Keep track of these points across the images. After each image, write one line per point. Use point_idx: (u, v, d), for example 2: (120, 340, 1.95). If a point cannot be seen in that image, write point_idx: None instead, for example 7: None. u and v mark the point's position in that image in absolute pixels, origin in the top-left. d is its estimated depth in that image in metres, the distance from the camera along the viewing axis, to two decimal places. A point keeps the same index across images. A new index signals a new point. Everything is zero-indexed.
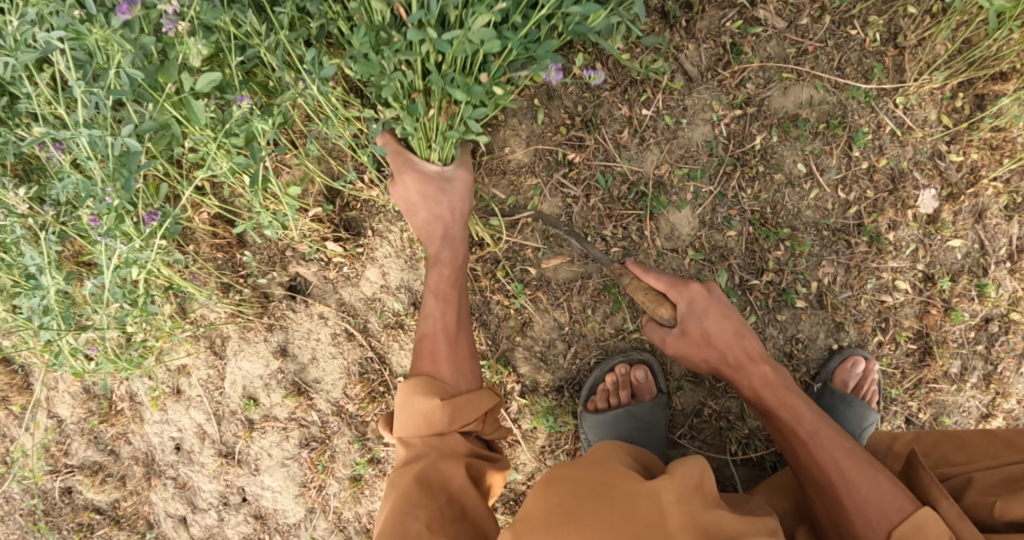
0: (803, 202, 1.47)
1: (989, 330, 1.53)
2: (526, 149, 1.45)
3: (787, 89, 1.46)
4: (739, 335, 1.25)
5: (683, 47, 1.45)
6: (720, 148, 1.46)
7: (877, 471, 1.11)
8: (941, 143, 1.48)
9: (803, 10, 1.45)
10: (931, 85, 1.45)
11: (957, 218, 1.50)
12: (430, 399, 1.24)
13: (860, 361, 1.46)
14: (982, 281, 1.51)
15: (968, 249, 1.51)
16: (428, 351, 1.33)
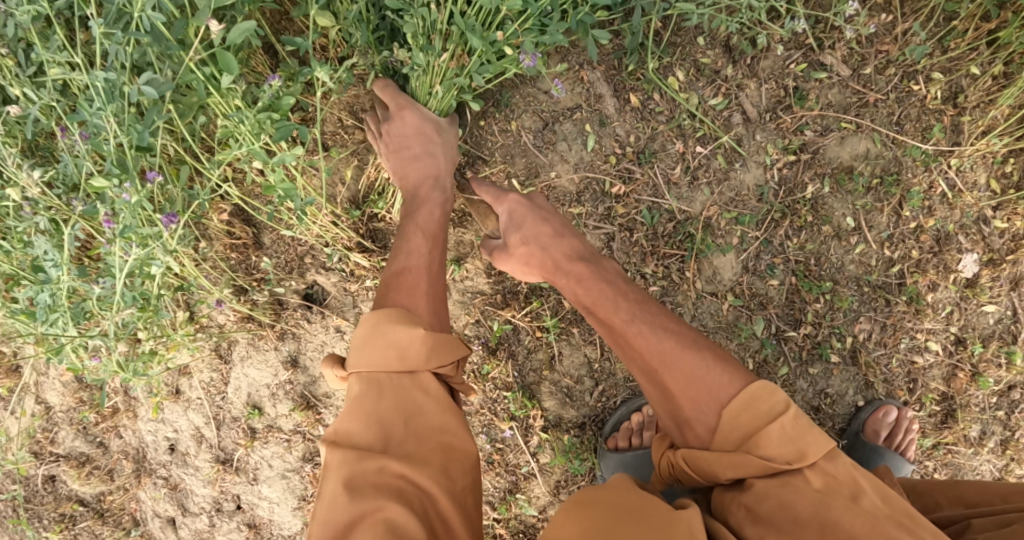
0: (847, 256, 1.44)
1: (1011, 397, 1.52)
2: (573, 176, 1.40)
3: (843, 139, 1.42)
4: (560, 237, 1.20)
5: (744, 85, 1.41)
6: (770, 195, 1.42)
7: (699, 348, 1.04)
8: (988, 208, 1.45)
9: (868, 60, 1.41)
10: (986, 149, 1.41)
11: (994, 283, 1.48)
12: (410, 328, 1.08)
13: (892, 409, 1.45)
14: (1011, 348, 1.50)
15: (1001, 315, 1.49)
16: (407, 285, 1.17)
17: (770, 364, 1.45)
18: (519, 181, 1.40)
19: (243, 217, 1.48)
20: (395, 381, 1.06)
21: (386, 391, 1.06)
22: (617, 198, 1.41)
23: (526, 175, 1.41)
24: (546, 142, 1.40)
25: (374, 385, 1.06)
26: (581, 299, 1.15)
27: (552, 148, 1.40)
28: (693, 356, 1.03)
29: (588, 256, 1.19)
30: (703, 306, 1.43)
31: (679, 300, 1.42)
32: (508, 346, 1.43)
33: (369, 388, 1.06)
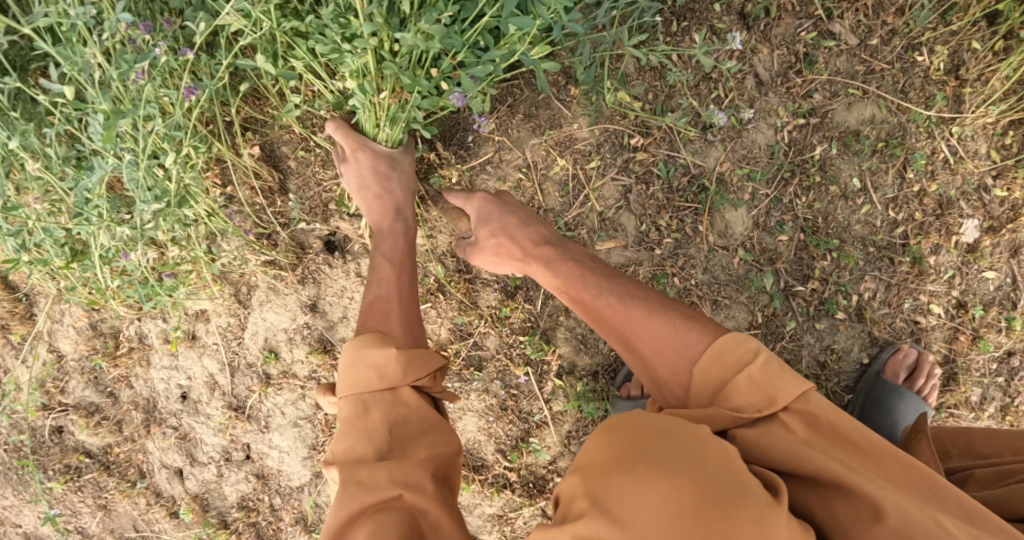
0: (854, 216, 1.49)
1: (1011, 364, 1.57)
2: (594, 127, 1.44)
3: (851, 105, 1.48)
4: (608, 276, 1.16)
5: (757, 49, 1.46)
6: (780, 154, 1.47)
7: (673, 328, 1.05)
8: (988, 177, 1.52)
9: (874, 31, 1.47)
10: (985, 119, 1.49)
11: (994, 250, 1.53)
12: (385, 350, 1.14)
13: (914, 349, 1.50)
14: (1010, 314, 1.55)
15: (1001, 282, 1.55)
16: (378, 309, 1.26)
17: (778, 318, 1.49)
18: (542, 129, 1.44)
19: (272, 161, 1.52)
20: (379, 400, 1.12)
21: (375, 404, 1.12)
22: (635, 149, 1.45)
23: (550, 125, 1.45)
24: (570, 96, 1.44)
25: (360, 407, 1.12)
26: (552, 283, 1.20)
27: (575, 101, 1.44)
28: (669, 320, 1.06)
29: (554, 240, 1.24)
30: (715, 259, 1.47)
31: (692, 253, 1.47)
32: (527, 292, 1.47)
33: (361, 404, 1.12)
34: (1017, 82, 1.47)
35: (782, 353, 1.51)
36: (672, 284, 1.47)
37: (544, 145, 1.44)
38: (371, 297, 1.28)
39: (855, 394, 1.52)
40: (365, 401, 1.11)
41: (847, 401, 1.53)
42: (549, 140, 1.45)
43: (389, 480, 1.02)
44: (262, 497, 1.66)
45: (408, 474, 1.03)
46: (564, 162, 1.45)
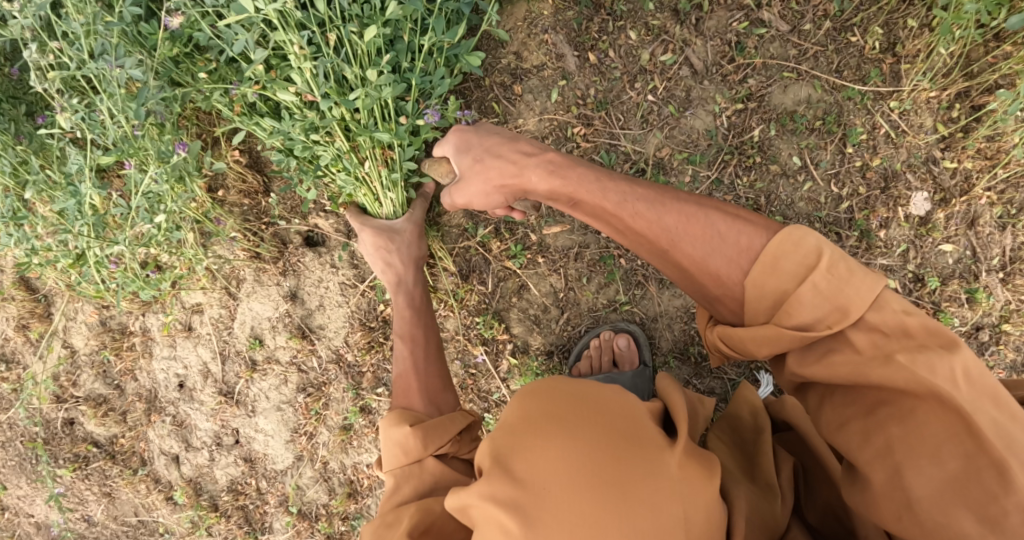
0: (796, 193, 1.54)
1: (978, 338, 1.59)
2: (538, 119, 1.53)
3: (786, 87, 1.52)
4: (633, 183, 1.12)
5: (691, 42, 1.51)
6: (720, 137, 1.52)
7: (678, 214, 1.03)
8: (936, 150, 1.54)
9: (806, 16, 1.51)
10: (924, 93, 1.52)
11: (948, 222, 1.56)
12: (403, 427, 1.20)
13: None
14: (972, 287, 1.57)
15: (960, 255, 1.57)
16: (401, 388, 1.30)
17: None
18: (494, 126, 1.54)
19: (255, 166, 1.67)
20: (406, 475, 1.16)
21: (406, 482, 1.16)
22: (578, 139, 1.53)
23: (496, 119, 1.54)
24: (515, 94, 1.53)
25: (397, 484, 1.16)
26: (570, 199, 1.15)
27: (520, 98, 1.53)
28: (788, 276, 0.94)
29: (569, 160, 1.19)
30: None
31: None
32: (479, 274, 1.54)
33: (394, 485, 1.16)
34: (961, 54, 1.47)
35: None
36: (619, 265, 1.51)
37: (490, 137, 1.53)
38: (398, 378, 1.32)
39: None
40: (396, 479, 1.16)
41: None
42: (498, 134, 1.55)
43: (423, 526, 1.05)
44: (250, 480, 1.77)
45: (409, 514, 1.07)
46: None
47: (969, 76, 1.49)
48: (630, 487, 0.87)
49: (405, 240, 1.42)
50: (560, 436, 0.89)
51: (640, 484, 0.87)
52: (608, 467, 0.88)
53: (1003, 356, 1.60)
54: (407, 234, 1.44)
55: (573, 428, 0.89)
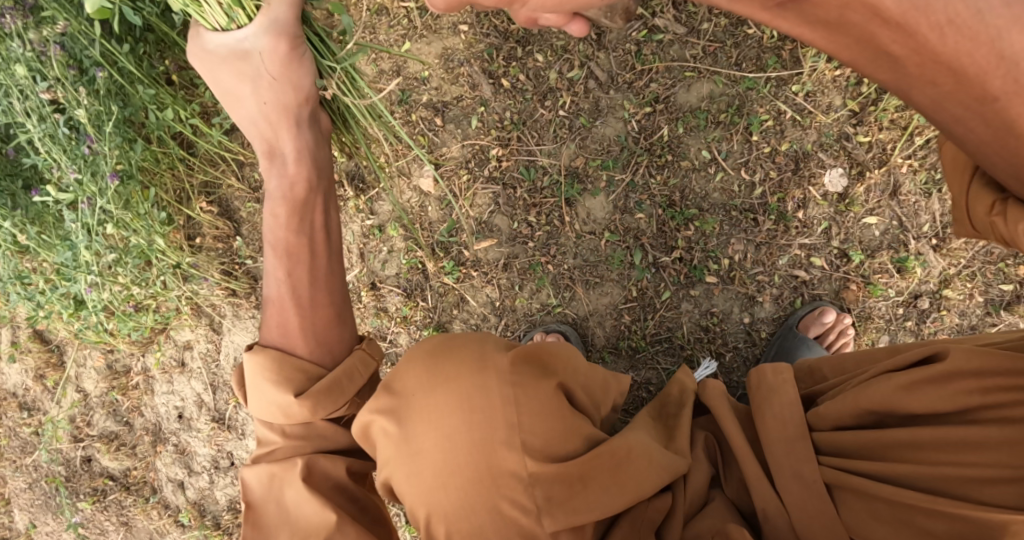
0: (709, 185, 1.59)
1: (919, 307, 1.66)
2: (460, 144, 1.65)
3: (689, 86, 1.60)
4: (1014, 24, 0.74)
5: (594, 56, 1.62)
6: (631, 141, 1.61)
7: None
8: (848, 126, 1.62)
9: (701, 17, 1.60)
10: (828, 71, 1.59)
11: (868, 195, 1.62)
12: (286, 391, 1.19)
13: (830, 311, 1.56)
14: (902, 256, 1.64)
15: (886, 226, 1.63)
16: (277, 319, 1.26)
17: (652, 290, 1.60)
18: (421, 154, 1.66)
19: (223, 213, 1.86)
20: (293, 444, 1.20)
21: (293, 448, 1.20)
22: (498, 159, 1.64)
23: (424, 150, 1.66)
24: (437, 125, 1.66)
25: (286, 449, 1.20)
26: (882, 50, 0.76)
27: (443, 128, 1.66)
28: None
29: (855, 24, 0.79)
30: (583, 244, 1.61)
31: (562, 242, 1.62)
32: (421, 292, 1.68)
33: (263, 441, 1.22)
34: None
35: (664, 322, 1.60)
36: (546, 271, 1.62)
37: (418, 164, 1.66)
38: (273, 304, 1.27)
39: (768, 348, 1.59)
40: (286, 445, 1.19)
41: (758, 356, 1.60)
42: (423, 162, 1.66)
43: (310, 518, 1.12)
44: None
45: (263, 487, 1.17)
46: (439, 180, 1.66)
47: None
48: (462, 381, 1.08)
49: (268, 75, 1.24)
50: (419, 360, 1.13)
51: (468, 378, 1.08)
52: (449, 372, 1.10)
53: (946, 321, 1.68)
54: (276, 68, 1.25)
55: (428, 352, 1.14)
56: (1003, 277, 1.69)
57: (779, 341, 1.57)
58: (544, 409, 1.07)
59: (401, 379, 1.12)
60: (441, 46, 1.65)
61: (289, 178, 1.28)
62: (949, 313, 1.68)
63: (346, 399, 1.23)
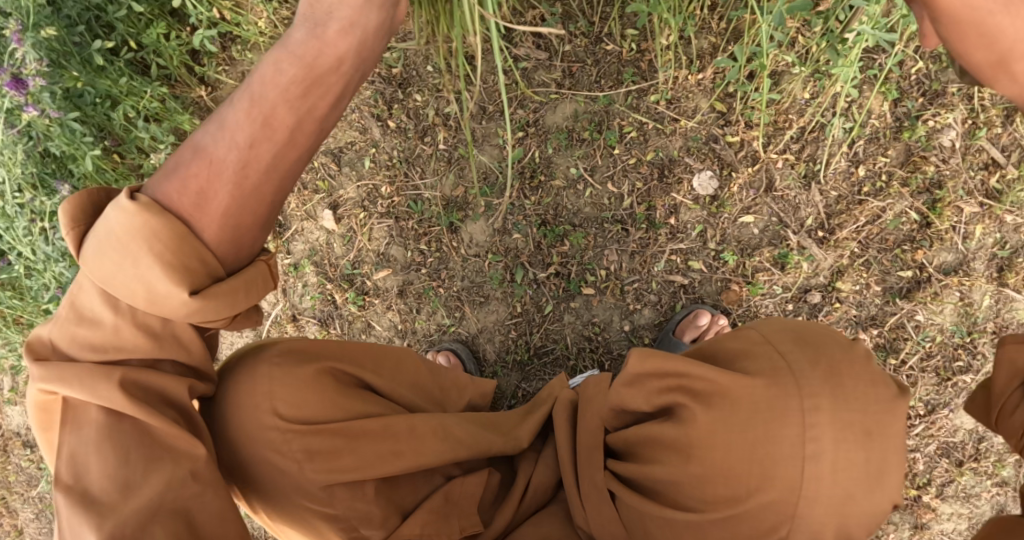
0: (580, 200, 1.66)
1: (810, 302, 1.66)
2: (355, 185, 1.79)
3: (555, 108, 1.68)
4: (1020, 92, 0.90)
5: (466, 89, 1.74)
6: (506, 166, 1.71)
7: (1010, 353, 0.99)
8: (716, 128, 1.64)
9: (562, 40, 1.68)
10: (691, 77, 1.64)
11: (743, 195, 1.64)
12: (178, 272, 0.94)
13: (705, 313, 1.62)
14: (784, 252, 1.64)
15: (765, 224, 1.64)
16: (196, 187, 0.95)
17: (535, 305, 1.69)
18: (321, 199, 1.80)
19: None
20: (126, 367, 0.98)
21: (124, 373, 0.97)
22: (388, 195, 1.78)
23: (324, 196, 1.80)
24: (335, 169, 1.80)
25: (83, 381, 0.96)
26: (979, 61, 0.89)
27: (340, 171, 1.80)
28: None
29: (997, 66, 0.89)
30: (469, 266, 1.72)
31: (450, 266, 1.74)
32: (332, 323, 1.82)
33: (89, 319, 0.98)
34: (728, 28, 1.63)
35: (549, 334, 1.69)
36: (438, 294, 1.75)
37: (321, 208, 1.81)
38: (207, 158, 0.95)
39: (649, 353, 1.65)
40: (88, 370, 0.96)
41: None
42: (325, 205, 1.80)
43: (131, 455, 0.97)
44: None
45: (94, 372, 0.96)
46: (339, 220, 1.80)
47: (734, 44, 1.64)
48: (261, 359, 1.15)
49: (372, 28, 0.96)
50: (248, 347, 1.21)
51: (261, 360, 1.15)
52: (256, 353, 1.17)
53: (840, 313, 1.67)
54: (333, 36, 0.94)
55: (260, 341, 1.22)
56: (900, 263, 1.67)
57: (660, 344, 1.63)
58: (306, 389, 1.12)
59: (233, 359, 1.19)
60: None
61: (320, 42, 0.94)
62: (843, 304, 1.67)
63: (233, 315, 1.01)
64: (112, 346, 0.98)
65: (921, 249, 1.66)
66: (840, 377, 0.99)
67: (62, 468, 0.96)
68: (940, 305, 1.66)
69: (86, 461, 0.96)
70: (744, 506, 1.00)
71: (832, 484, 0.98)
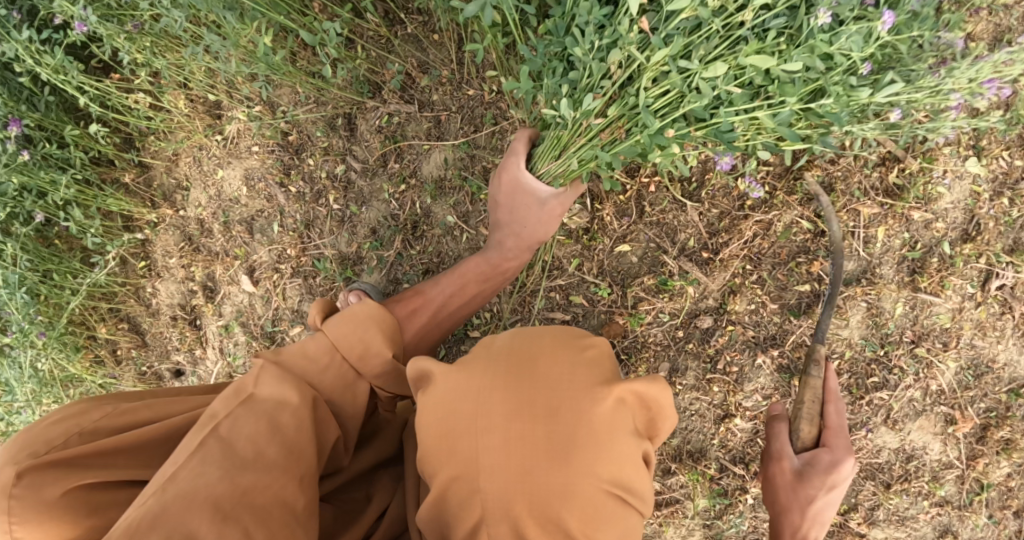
0: (458, 246, 1.71)
1: (701, 327, 1.59)
2: (266, 249, 1.89)
3: (429, 157, 1.73)
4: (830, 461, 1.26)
5: (352, 149, 1.80)
6: (393, 219, 1.76)
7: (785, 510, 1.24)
8: None
9: (430, 91, 1.72)
10: None
11: (618, 224, 1.60)
12: (368, 335, 1.25)
13: None
14: (663, 278, 1.59)
15: (642, 251, 1.60)
16: (415, 306, 1.48)
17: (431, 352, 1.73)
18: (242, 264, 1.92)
19: None
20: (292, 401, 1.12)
21: (285, 398, 1.12)
22: (294, 257, 1.86)
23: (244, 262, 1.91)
24: (249, 236, 1.91)
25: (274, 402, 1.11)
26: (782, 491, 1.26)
27: (253, 238, 1.90)
28: (824, 511, 1.20)
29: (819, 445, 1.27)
30: None
31: None
32: None
33: (305, 352, 1.23)
34: None
35: None
36: None
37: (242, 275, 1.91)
38: (422, 292, 1.52)
39: None
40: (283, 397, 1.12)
41: None
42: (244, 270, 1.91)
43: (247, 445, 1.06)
44: None
45: (304, 389, 1.15)
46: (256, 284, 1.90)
47: None
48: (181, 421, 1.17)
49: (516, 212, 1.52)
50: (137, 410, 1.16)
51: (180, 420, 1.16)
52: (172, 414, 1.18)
53: (735, 337, 1.58)
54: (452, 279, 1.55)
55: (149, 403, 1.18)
56: (796, 277, 1.57)
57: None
58: None
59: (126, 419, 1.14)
60: (243, 168, 1.91)
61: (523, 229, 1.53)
62: (737, 326, 1.58)
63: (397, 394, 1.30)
64: (313, 377, 1.21)
65: (817, 261, 1.55)
66: (531, 362, 1.06)
67: (225, 420, 1.08)
68: (844, 319, 1.55)
69: (241, 423, 1.08)
70: (434, 482, 1.05)
71: (506, 463, 1.03)
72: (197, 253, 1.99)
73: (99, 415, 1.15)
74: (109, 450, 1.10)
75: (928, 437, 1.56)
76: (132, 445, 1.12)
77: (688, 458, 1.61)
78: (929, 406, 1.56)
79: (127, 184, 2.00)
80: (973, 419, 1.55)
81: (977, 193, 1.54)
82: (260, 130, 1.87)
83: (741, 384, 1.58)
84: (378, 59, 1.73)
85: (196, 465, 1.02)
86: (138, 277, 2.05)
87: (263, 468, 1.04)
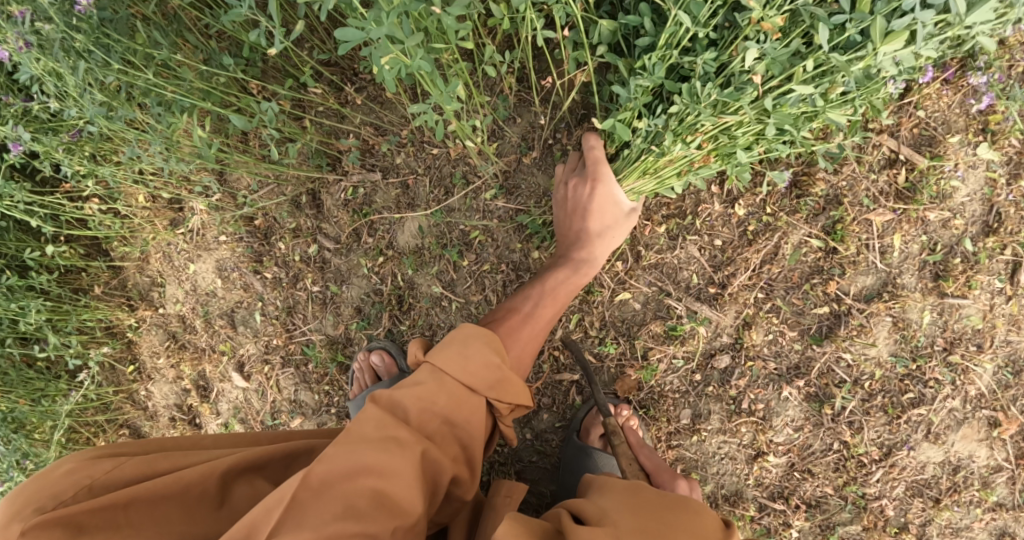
0: (450, 314, 1.63)
1: (719, 367, 1.50)
2: (252, 342, 1.77)
3: (403, 226, 1.64)
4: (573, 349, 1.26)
5: (321, 225, 1.68)
6: (378, 294, 1.67)
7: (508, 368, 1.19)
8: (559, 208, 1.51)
9: (395, 157, 1.62)
10: (526, 160, 1.56)
11: (614, 272, 1.51)
12: (490, 355, 1.16)
13: (605, 407, 1.48)
14: (671, 323, 1.50)
15: (644, 297, 1.50)
16: (512, 321, 1.37)
17: None
18: (228, 360, 1.79)
19: None
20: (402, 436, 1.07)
21: (392, 439, 1.07)
22: (281, 347, 1.75)
23: (232, 358, 1.79)
24: (232, 331, 1.78)
25: (381, 436, 1.06)
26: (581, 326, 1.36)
27: (237, 332, 1.78)
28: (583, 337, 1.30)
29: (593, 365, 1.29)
30: None
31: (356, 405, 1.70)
32: None
33: (418, 382, 1.14)
34: (547, 107, 1.53)
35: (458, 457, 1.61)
36: None
37: (231, 372, 1.79)
38: (516, 311, 1.39)
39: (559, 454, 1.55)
40: (393, 434, 1.07)
41: (556, 464, 1.57)
42: (232, 366, 1.79)
43: (345, 487, 1.02)
44: None
45: (406, 440, 1.07)
46: (248, 380, 1.78)
47: (555, 115, 1.53)
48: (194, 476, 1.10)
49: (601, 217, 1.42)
50: (179, 457, 1.15)
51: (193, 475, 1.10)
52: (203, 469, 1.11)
53: (756, 372, 1.49)
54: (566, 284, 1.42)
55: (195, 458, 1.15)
56: (812, 300, 1.46)
57: (565, 448, 1.52)
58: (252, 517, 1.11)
59: (161, 465, 1.12)
60: (214, 259, 1.77)
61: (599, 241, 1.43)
62: (757, 361, 1.49)
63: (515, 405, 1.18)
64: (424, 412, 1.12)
65: (832, 280, 1.45)
66: None
67: (317, 466, 1.02)
68: (870, 338, 1.45)
69: (344, 458, 1.03)
70: None
71: None
72: (184, 351, 1.83)
73: (112, 464, 1.10)
74: (115, 503, 1.05)
75: (973, 445, 1.47)
76: (139, 495, 1.06)
77: (725, 503, 1.53)
78: (970, 413, 1.46)
79: (99, 293, 1.83)
80: (1019, 418, 1.45)
81: (994, 179, 1.41)
82: (222, 220, 1.73)
83: (769, 421, 1.50)
84: (330, 131, 1.63)
85: (293, 521, 0.99)
86: (130, 382, 1.88)
87: (360, 520, 0.99)
